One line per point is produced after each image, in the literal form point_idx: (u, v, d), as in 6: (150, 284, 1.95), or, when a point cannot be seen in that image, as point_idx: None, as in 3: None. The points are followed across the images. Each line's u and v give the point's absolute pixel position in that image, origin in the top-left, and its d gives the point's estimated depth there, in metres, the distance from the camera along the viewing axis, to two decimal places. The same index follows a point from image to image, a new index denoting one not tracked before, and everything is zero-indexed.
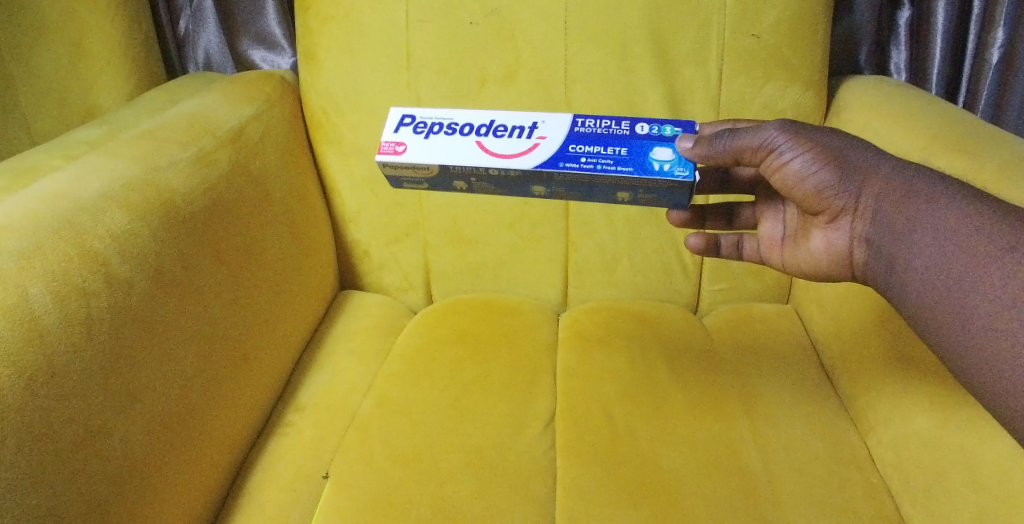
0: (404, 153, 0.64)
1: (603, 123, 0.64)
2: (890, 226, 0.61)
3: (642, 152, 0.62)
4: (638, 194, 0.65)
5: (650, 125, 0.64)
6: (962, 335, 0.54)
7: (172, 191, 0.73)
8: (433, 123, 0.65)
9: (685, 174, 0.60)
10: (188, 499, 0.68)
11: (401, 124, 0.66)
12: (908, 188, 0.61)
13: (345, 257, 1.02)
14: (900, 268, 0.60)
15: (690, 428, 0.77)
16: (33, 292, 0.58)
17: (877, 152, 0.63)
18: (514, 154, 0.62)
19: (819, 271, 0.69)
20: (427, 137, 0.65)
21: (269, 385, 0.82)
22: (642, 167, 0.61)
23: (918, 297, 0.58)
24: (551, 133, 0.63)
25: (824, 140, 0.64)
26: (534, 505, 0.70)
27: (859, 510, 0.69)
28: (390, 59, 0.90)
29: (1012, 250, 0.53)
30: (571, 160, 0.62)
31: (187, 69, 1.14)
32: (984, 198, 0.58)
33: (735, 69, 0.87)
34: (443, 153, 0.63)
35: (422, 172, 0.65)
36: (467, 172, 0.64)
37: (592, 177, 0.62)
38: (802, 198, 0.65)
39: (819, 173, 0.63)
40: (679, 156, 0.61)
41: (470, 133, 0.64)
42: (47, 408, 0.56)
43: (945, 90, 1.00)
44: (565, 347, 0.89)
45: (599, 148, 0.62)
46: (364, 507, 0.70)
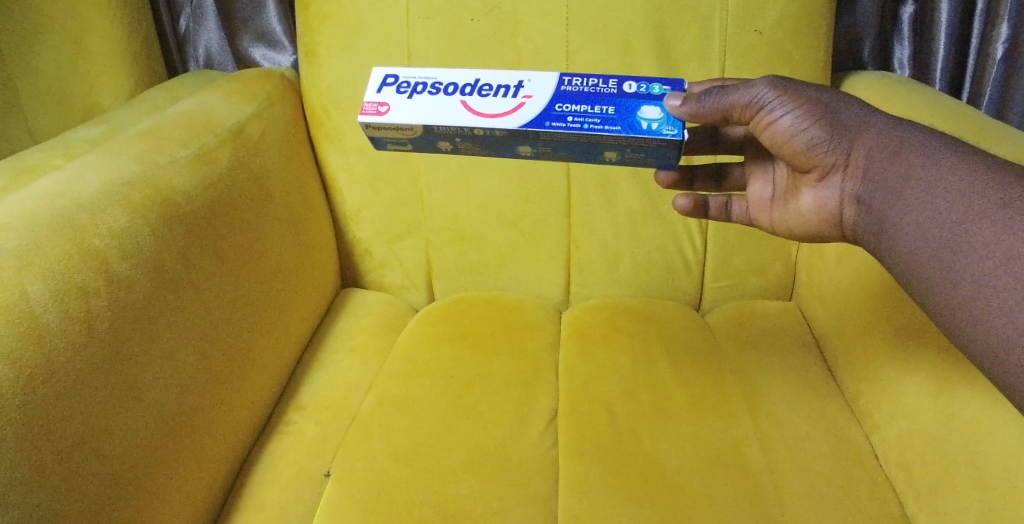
0: (388, 115, 0.63)
1: (590, 82, 0.64)
2: (880, 182, 0.60)
3: (629, 110, 0.61)
4: (624, 153, 0.64)
5: (638, 83, 0.63)
6: (953, 293, 0.54)
7: (172, 189, 0.72)
8: (417, 83, 0.65)
9: (673, 132, 0.60)
10: (190, 497, 0.68)
11: (384, 85, 0.65)
12: (899, 144, 0.60)
13: (347, 256, 1.02)
14: (890, 226, 0.59)
15: (692, 426, 0.76)
16: (31, 289, 0.58)
17: (870, 110, 0.63)
18: (500, 114, 0.62)
19: (808, 231, 0.69)
20: (411, 97, 0.64)
21: (270, 383, 0.82)
22: (629, 126, 0.60)
23: (908, 255, 0.57)
24: (537, 92, 0.63)
25: (815, 96, 0.63)
26: (536, 504, 0.70)
27: (863, 508, 0.69)
28: (391, 57, 0.89)
29: (1006, 206, 0.53)
30: (558, 119, 0.61)
31: (188, 68, 1.14)
32: (978, 155, 0.57)
33: (738, 64, 0.86)
34: (427, 113, 0.63)
35: (406, 132, 0.64)
36: (451, 132, 0.63)
37: (578, 137, 0.62)
38: (792, 156, 0.65)
39: (810, 129, 0.63)
40: (667, 115, 0.61)
41: (455, 93, 0.64)
42: (47, 406, 0.56)
43: (948, 85, 1.00)
44: (567, 345, 0.89)
45: (585, 107, 0.62)
46: (366, 507, 0.69)
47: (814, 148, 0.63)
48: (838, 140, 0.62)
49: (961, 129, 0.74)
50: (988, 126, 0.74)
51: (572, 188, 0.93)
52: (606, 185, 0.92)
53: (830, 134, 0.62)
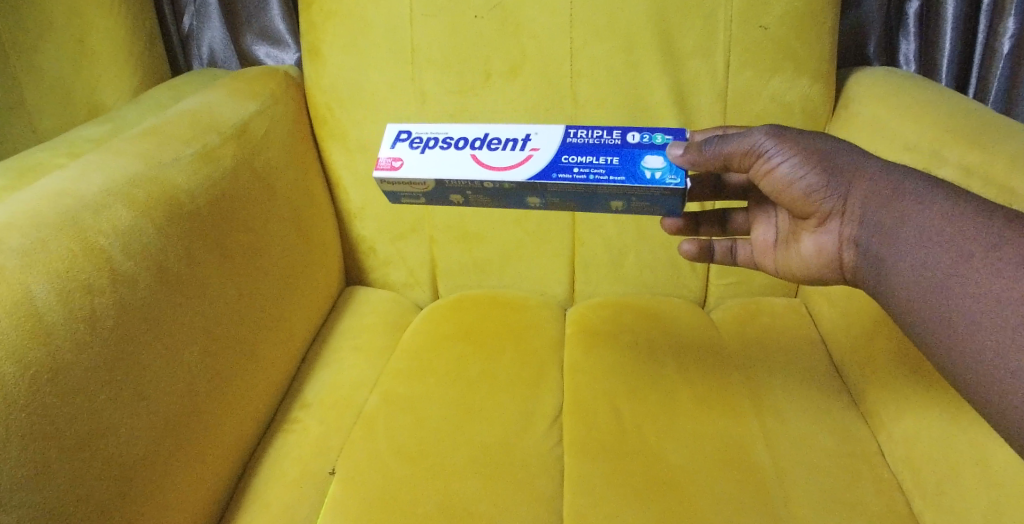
0: (402, 169, 0.64)
1: (595, 134, 0.65)
2: (875, 227, 0.60)
3: (633, 161, 0.62)
4: (631, 205, 0.65)
5: (641, 133, 0.64)
6: (947, 334, 0.54)
7: (176, 188, 0.72)
8: (429, 138, 0.66)
9: (677, 182, 0.60)
10: (194, 496, 0.67)
11: (398, 140, 0.67)
12: (894, 189, 0.59)
13: (351, 254, 1.02)
14: (886, 270, 0.59)
15: (698, 424, 0.76)
16: (37, 289, 0.58)
17: (864, 154, 0.63)
18: (508, 167, 0.63)
19: (810, 273, 0.69)
20: (423, 152, 0.65)
21: (275, 381, 0.82)
22: (634, 176, 0.61)
23: (905, 299, 0.57)
24: (545, 145, 0.64)
25: (813, 143, 0.63)
26: (540, 502, 0.69)
27: (869, 505, 0.68)
28: (394, 54, 0.89)
29: (997, 249, 0.52)
30: (564, 171, 0.62)
31: (192, 66, 1.14)
32: (970, 199, 0.56)
33: (743, 60, 0.86)
34: (438, 168, 0.64)
35: (419, 186, 0.65)
36: (462, 186, 0.64)
37: (585, 189, 0.62)
38: (792, 202, 0.65)
39: (807, 176, 0.63)
40: (670, 164, 0.61)
41: (466, 147, 0.65)
42: (52, 405, 0.56)
43: (954, 81, 0.99)
44: (572, 342, 0.89)
45: (591, 159, 0.63)
46: (370, 505, 0.69)
47: (812, 195, 0.63)
48: (834, 185, 0.62)
49: (970, 129, 0.74)
50: (996, 126, 0.74)
51: None
52: None
53: (827, 180, 0.62)
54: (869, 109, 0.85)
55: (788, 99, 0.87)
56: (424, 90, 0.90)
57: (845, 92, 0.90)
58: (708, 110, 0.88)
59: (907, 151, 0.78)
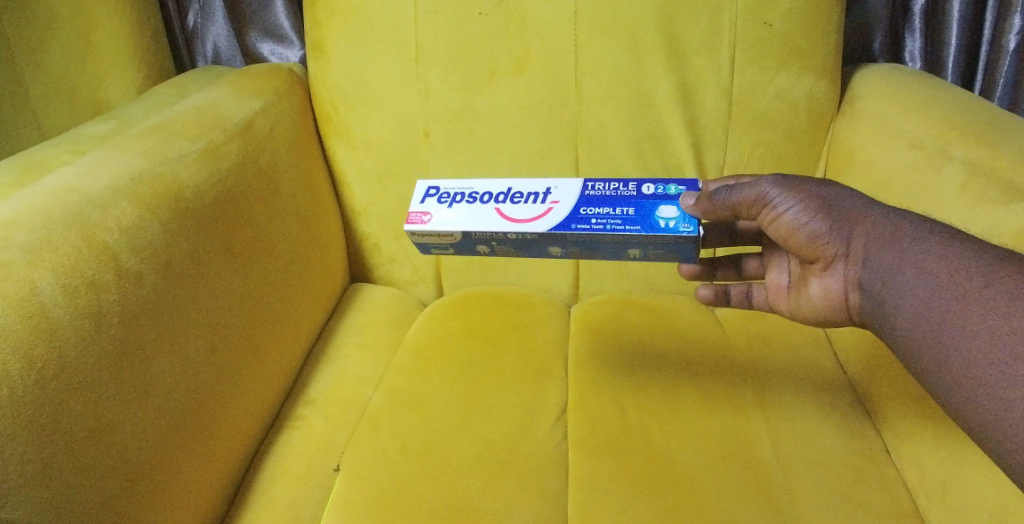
0: (431, 223, 0.67)
1: (611, 186, 0.67)
2: (878, 271, 0.60)
3: (648, 211, 0.64)
4: (649, 253, 0.67)
5: (656, 185, 0.66)
6: (948, 370, 0.54)
7: (181, 185, 0.73)
8: (456, 193, 0.69)
9: (689, 229, 0.62)
10: (200, 492, 0.68)
11: (427, 195, 0.69)
12: (896, 234, 0.60)
13: (356, 250, 1.02)
14: (890, 312, 0.59)
15: (703, 421, 0.76)
16: (41, 284, 0.58)
17: (866, 201, 0.63)
18: (530, 219, 0.65)
19: (819, 317, 0.68)
20: (451, 206, 0.68)
21: (280, 377, 0.82)
22: (648, 225, 0.63)
23: (908, 339, 0.57)
24: (564, 198, 0.66)
25: (818, 190, 0.64)
26: (545, 499, 0.69)
27: (874, 503, 0.68)
28: (399, 51, 0.89)
29: (988, 284, 0.53)
30: (583, 222, 0.64)
31: (196, 63, 1.14)
32: (968, 241, 0.57)
33: (748, 57, 0.86)
34: (465, 221, 0.66)
35: (446, 238, 0.68)
36: (487, 237, 0.66)
37: (603, 239, 0.64)
38: (798, 248, 0.65)
39: (810, 222, 0.63)
40: (683, 214, 0.64)
41: (490, 201, 0.67)
42: (59, 400, 0.56)
43: (959, 78, 0.99)
44: (576, 339, 0.89)
45: (608, 210, 0.65)
46: (375, 501, 0.69)
47: (816, 240, 0.63)
48: (837, 230, 0.62)
49: (978, 126, 0.74)
50: (1004, 122, 0.74)
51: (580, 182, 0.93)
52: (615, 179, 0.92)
53: (831, 226, 0.62)
54: (874, 106, 0.85)
55: (794, 96, 0.87)
56: (428, 87, 0.90)
57: (849, 90, 0.89)
58: (713, 107, 0.88)
59: (912, 148, 0.78)
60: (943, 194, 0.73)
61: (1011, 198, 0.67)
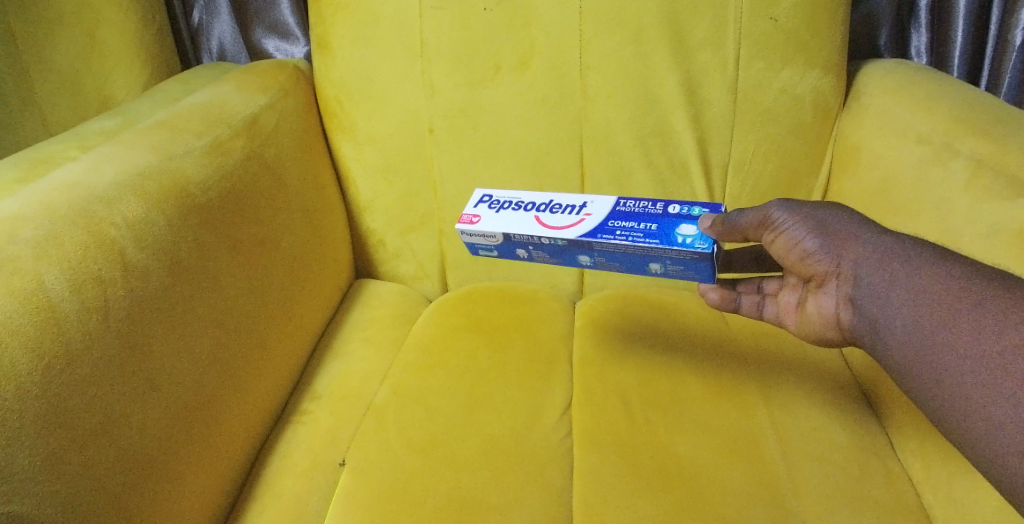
0: (479, 224, 0.70)
1: (641, 205, 0.69)
2: (870, 290, 0.59)
3: (669, 228, 0.65)
4: (670, 274, 0.67)
5: (682, 206, 0.68)
6: (937, 389, 0.53)
7: (187, 180, 0.73)
8: (506, 201, 0.72)
9: (705, 247, 0.62)
10: (207, 486, 0.68)
11: (480, 202, 0.73)
12: (889, 254, 0.59)
13: (361, 246, 1.02)
14: (879, 328, 0.58)
15: (708, 416, 0.76)
16: (48, 279, 0.58)
17: (861, 222, 0.64)
18: (564, 226, 0.67)
19: (819, 336, 0.67)
20: (498, 212, 0.71)
21: (286, 372, 0.82)
22: (667, 240, 0.64)
23: (898, 358, 0.57)
24: (597, 211, 0.68)
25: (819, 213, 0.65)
26: (550, 493, 0.70)
27: (879, 498, 0.68)
28: (403, 47, 0.89)
29: (979, 305, 0.53)
30: (608, 232, 0.65)
31: (201, 60, 1.14)
32: (960, 263, 0.56)
33: (752, 53, 0.85)
34: (507, 223, 0.69)
35: (490, 240, 0.70)
36: (525, 241, 0.69)
37: (626, 250, 0.66)
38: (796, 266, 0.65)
39: (804, 241, 0.64)
40: (701, 233, 0.64)
41: (532, 210, 0.70)
42: (66, 393, 0.56)
43: (965, 73, 0.99)
44: (581, 334, 0.89)
45: (632, 224, 0.66)
46: (381, 495, 0.69)
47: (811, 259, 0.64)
48: (830, 249, 0.63)
49: (986, 121, 0.74)
50: (1013, 116, 0.73)
51: (584, 177, 0.93)
52: (619, 174, 0.92)
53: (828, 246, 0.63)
54: (880, 101, 0.84)
55: (799, 91, 0.87)
56: (432, 83, 0.90)
57: (856, 85, 0.89)
58: (718, 102, 0.88)
59: (918, 143, 0.78)
60: (949, 188, 0.73)
61: (1018, 192, 0.66)
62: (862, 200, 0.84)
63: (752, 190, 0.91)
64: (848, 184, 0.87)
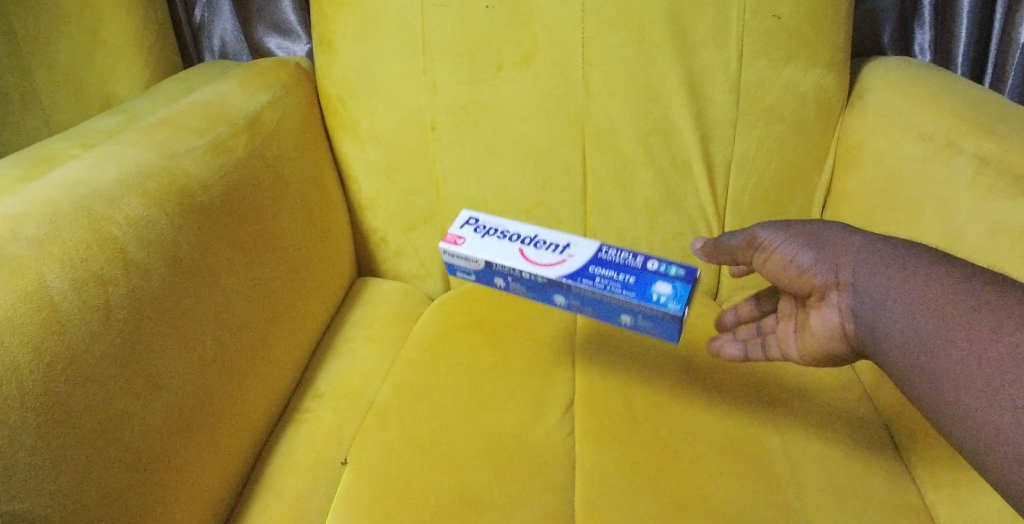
0: (462, 245, 0.73)
1: (623, 254, 0.70)
2: (864, 295, 0.59)
3: (646, 282, 0.67)
4: (640, 328, 0.69)
5: (660, 262, 0.68)
6: (938, 395, 0.53)
7: (189, 178, 0.73)
8: (492, 227, 0.75)
9: (676, 307, 0.64)
10: (209, 484, 0.68)
11: (466, 223, 0.76)
12: (880, 258, 0.60)
13: (363, 244, 1.02)
14: (878, 336, 0.58)
15: (711, 414, 0.76)
16: (50, 278, 0.58)
17: (850, 231, 0.64)
18: (545, 264, 0.70)
19: (827, 352, 0.67)
20: (483, 236, 0.74)
21: (289, 370, 0.82)
22: (642, 295, 0.66)
23: (897, 366, 0.56)
24: (580, 254, 0.70)
25: (806, 227, 0.67)
26: (552, 492, 0.70)
27: (881, 497, 0.68)
28: (406, 45, 0.89)
29: (976, 308, 0.52)
30: (587, 279, 0.68)
31: (203, 58, 1.14)
32: (953, 264, 0.56)
33: (756, 50, 0.85)
34: (491, 250, 0.72)
35: (471, 264, 0.73)
36: (505, 271, 0.72)
37: (601, 296, 0.68)
38: (792, 282, 0.67)
39: (797, 256, 0.66)
40: (677, 291, 0.66)
41: (517, 241, 0.73)
42: (66, 393, 0.56)
43: (969, 71, 0.98)
44: (583, 332, 0.89)
45: (612, 273, 0.68)
46: (382, 494, 0.69)
47: (805, 271, 0.65)
48: (823, 261, 0.64)
49: (987, 120, 0.74)
50: (1014, 116, 0.73)
51: (587, 175, 0.92)
52: (622, 172, 0.92)
53: (818, 257, 0.64)
54: (883, 100, 0.84)
55: (802, 89, 0.87)
56: (435, 81, 0.90)
57: (858, 84, 0.89)
58: (721, 100, 0.88)
59: (921, 141, 0.78)
60: (953, 186, 0.73)
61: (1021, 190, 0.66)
62: (865, 198, 0.84)
63: (754, 188, 0.91)
64: (852, 183, 0.86)
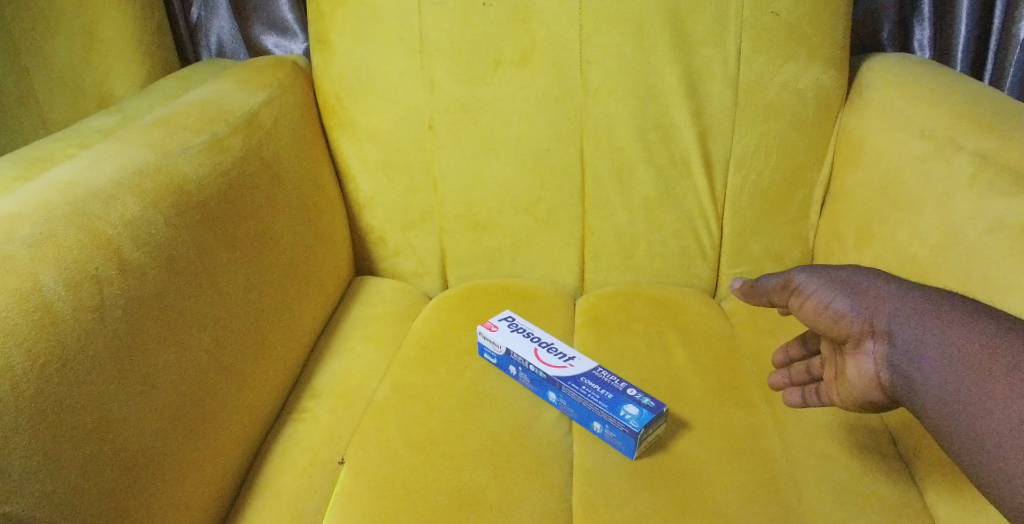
0: (492, 330, 0.83)
1: (612, 378, 0.78)
2: (902, 346, 0.59)
3: (619, 402, 0.73)
4: (606, 440, 0.74)
5: (640, 393, 0.75)
6: (976, 451, 0.53)
7: (184, 177, 0.72)
8: (525, 330, 0.84)
9: (633, 425, 0.70)
10: (204, 485, 0.67)
11: (503, 318, 0.86)
12: (917, 309, 0.60)
13: (361, 243, 1.02)
14: (917, 390, 0.58)
15: (709, 413, 0.76)
16: (44, 276, 0.58)
17: (886, 279, 0.64)
18: (547, 365, 0.79)
19: (860, 401, 0.64)
20: (512, 330, 0.84)
21: (285, 370, 0.82)
22: (611, 408, 0.72)
23: (937, 420, 0.56)
24: (579, 364, 0.79)
25: (841, 274, 0.66)
26: (550, 491, 0.69)
27: (882, 496, 0.67)
28: (403, 43, 0.88)
29: (1016, 366, 0.53)
30: (574, 380, 0.76)
31: (200, 57, 1.13)
32: (991, 318, 0.57)
33: (754, 47, 0.85)
34: (514, 341, 0.81)
35: (495, 349, 0.82)
36: (519, 361, 0.80)
37: (580, 401, 0.75)
38: (827, 330, 0.66)
39: (833, 303, 0.65)
40: (642, 414, 0.71)
41: (537, 343, 0.82)
42: (61, 394, 0.55)
43: (969, 68, 0.97)
44: (581, 331, 0.88)
45: (596, 387, 0.76)
46: (379, 494, 0.69)
47: (840, 319, 0.64)
48: (858, 309, 0.63)
49: (988, 116, 0.73)
50: (1015, 111, 0.73)
51: (585, 174, 0.92)
52: (621, 170, 0.91)
53: (853, 304, 0.63)
54: (883, 96, 0.84)
55: (800, 86, 0.86)
56: (433, 79, 0.90)
57: (858, 80, 0.88)
58: (719, 97, 0.88)
59: (922, 138, 0.77)
60: (953, 183, 0.72)
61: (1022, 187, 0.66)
62: (865, 196, 0.83)
63: (753, 186, 0.91)
64: (851, 180, 0.86)
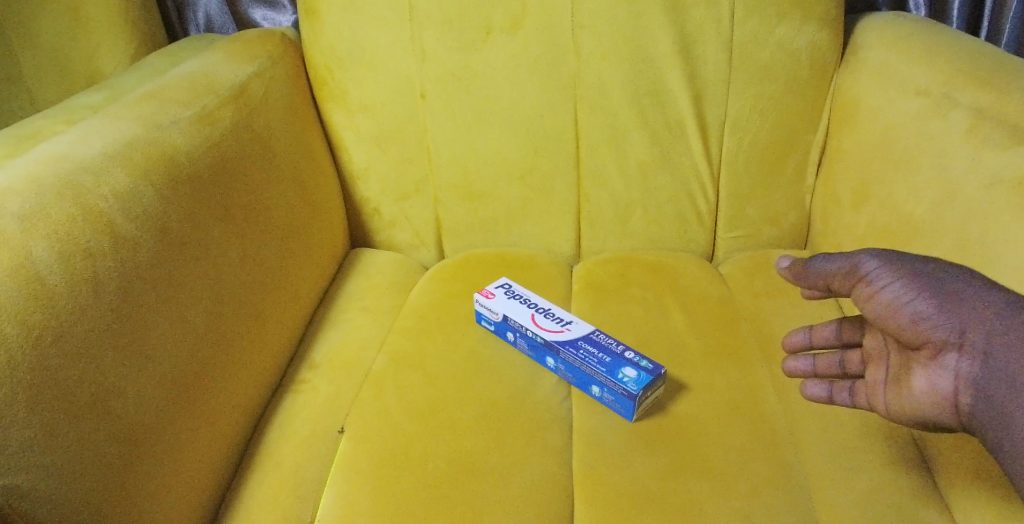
0: (489, 299, 0.83)
1: (610, 341, 0.78)
2: (1003, 369, 0.54)
3: (618, 364, 0.73)
4: (605, 403, 0.74)
5: (637, 354, 0.75)
6: None
7: (174, 150, 0.72)
8: (522, 297, 0.84)
9: (633, 388, 0.70)
10: (206, 453, 0.68)
11: (499, 285, 0.86)
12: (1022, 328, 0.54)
13: (356, 216, 1.01)
14: (1005, 418, 0.53)
15: (708, 375, 0.76)
16: (37, 251, 0.57)
17: (983, 285, 0.58)
18: (545, 330, 0.79)
19: (911, 413, 0.60)
20: (509, 297, 0.83)
21: (283, 340, 0.82)
22: (609, 371, 0.73)
23: (1016, 452, 0.53)
24: (577, 328, 0.79)
25: (925, 268, 0.59)
26: (550, 455, 0.69)
27: (882, 450, 0.68)
28: (393, 13, 0.87)
29: None
30: (572, 345, 0.76)
31: (187, 32, 1.12)
32: None
33: (747, 8, 0.84)
34: (511, 308, 0.81)
35: (492, 316, 0.82)
36: (517, 328, 0.80)
37: (578, 365, 0.75)
38: (899, 331, 0.60)
39: (915, 302, 0.58)
40: (640, 375, 0.71)
41: (534, 309, 0.82)
42: (59, 366, 0.55)
43: (965, 25, 0.97)
44: (579, 297, 0.88)
45: (594, 351, 0.76)
46: (380, 461, 0.69)
47: (921, 322, 0.58)
48: (948, 317, 0.57)
49: (985, 71, 0.73)
50: (1012, 65, 0.72)
51: (580, 140, 0.92)
52: (615, 137, 0.91)
53: (941, 309, 0.57)
54: (877, 56, 0.83)
55: (795, 46, 0.86)
56: (424, 48, 0.89)
57: (852, 41, 0.88)
58: (713, 60, 0.87)
59: (918, 96, 0.77)
60: (950, 139, 0.72)
61: (1019, 140, 0.65)
62: (861, 156, 0.83)
63: (749, 149, 0.90)
64: (848, 141, 0.86)
